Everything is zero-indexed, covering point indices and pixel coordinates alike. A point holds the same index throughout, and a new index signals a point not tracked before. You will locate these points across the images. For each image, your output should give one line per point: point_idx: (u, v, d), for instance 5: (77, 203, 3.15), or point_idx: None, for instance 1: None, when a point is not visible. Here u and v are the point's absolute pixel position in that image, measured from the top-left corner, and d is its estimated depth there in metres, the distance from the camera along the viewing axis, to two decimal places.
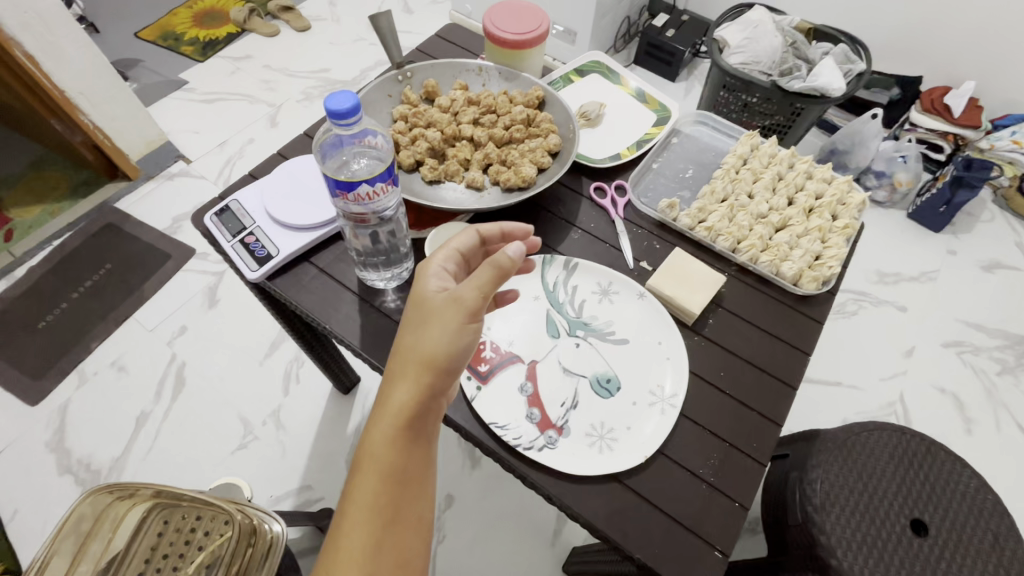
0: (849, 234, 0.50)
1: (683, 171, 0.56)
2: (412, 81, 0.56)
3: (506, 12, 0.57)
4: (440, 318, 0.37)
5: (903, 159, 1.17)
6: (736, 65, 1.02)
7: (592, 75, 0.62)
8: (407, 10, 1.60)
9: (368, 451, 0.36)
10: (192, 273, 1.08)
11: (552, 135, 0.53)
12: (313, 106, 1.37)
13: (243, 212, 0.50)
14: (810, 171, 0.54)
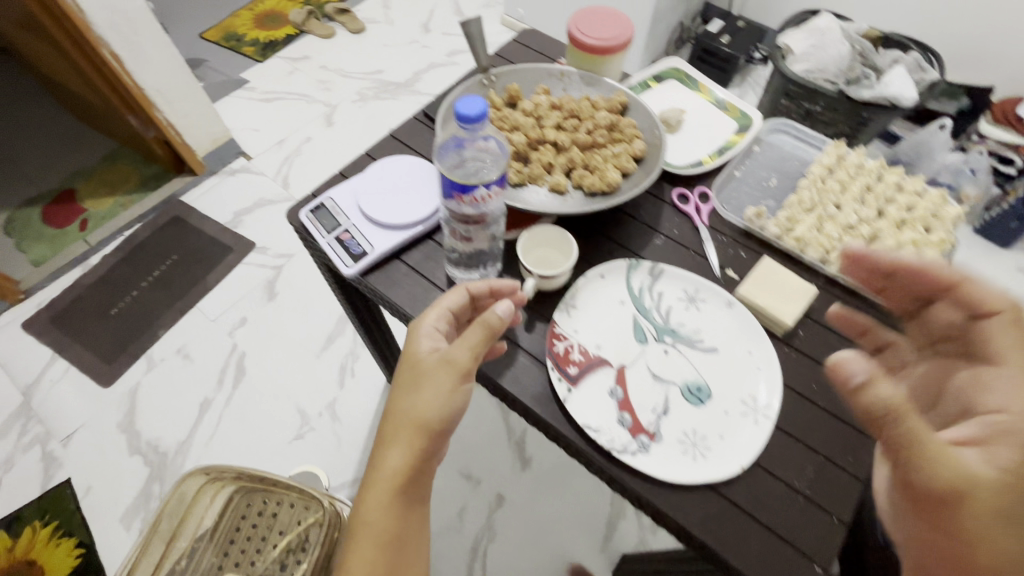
0: (943, 248, 0.49)
1: (766, 180, 0.56)
2: (495, 85, 0.58)
3: (590, 18, 0.57)
4: (431, 384, 0.41)
5: (972, 172, 1.13)
6: (800, 73, 1.00)
7: (670, 82, 0.62)
8: (459, 14, 1.63)
9: (364, 513, 0.40)
10: (252, 266, 1.11)
11: (636, 141, 0.53)
12: (367, 106, 1.41)
13: (337, 210, 0.53)
14: (900, 183, 0.53)
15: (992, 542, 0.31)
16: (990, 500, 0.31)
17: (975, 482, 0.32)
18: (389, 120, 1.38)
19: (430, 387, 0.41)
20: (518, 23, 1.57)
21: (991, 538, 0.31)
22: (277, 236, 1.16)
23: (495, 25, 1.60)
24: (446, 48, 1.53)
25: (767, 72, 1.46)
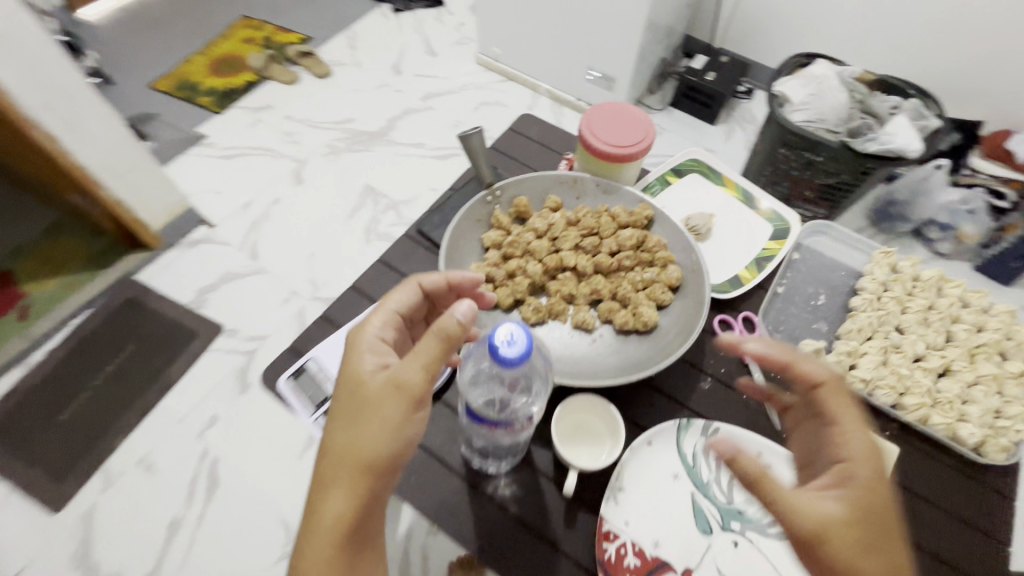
0: (949, 412, 0.71)
1: (815, 297, 0.84)
2: (501, 200, 0.79)
3: (607, 138, 0.76)
4: (373, 418, 0.50)
5: (969, 211, 1.12)
6: (800, 123, 0.96)
7: (688, 175, 0.94)
8: (430, 53, 1.55)
9: (305, 557, 0.47)
10: (221, 352, 1.01)
11: (667, 269, 0.73)
12: (340, 159, 1.31)
13: (322, 379, 0.88)
14: (915, 357, 0.75)
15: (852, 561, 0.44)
16: (843, 537, 0.45)
17: (827, 528, 0.45)
18: (363, 174, 1.29)
19: (373, 420, 0.50)
20: (494, 61, 1.50)
21: (846, 558, 0.44)
22: (247, 315, 1.05)
23: (470, 64, 1.53)
24: (420, 92, 1.46)
25: (751, 106, 1.43)
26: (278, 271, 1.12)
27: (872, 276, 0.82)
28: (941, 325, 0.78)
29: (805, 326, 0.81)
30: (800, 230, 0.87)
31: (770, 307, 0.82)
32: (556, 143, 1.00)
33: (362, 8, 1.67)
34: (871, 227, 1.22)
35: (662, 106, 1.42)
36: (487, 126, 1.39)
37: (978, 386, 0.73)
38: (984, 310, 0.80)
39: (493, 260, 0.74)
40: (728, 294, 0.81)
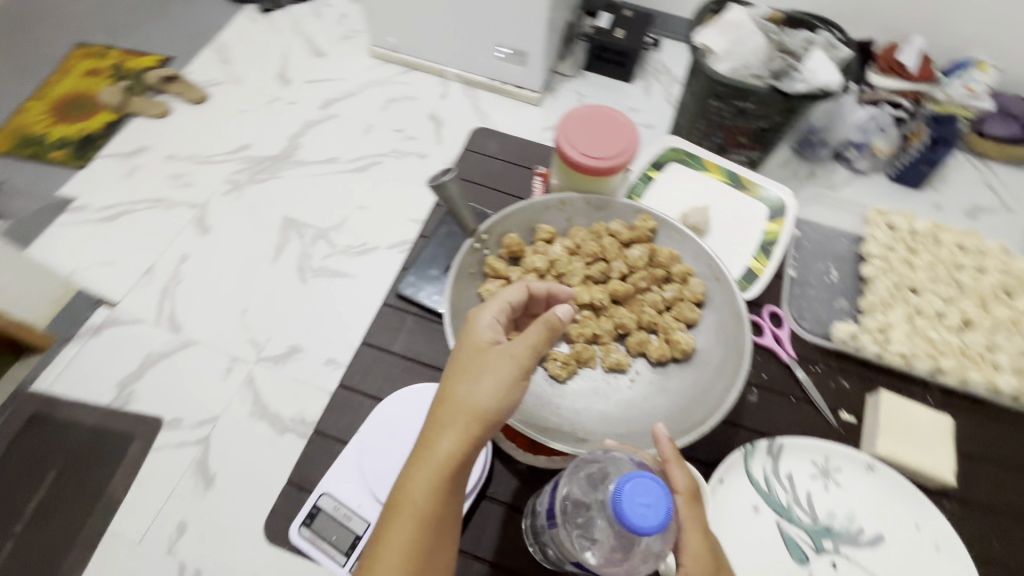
0: (982, 370, 0.74)
1: (826, 275, 0.84)
2: (487, 242, 0.71)
3: (586, 139, 0.69)
4: (484, 375, 0.52)
5: (879, 128, 1.20)
6: (727, 73, 0.96)
7: (664, 164, 0.90)
8: (317, 53, 1.39)
9: (411, 483, 0.50)
10: (168, 449, 0.87)
11: (687, 284, 0.72)
12: (246, 194, 1.16)
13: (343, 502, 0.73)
14: (938, 321, 0.77)
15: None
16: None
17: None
18: (278, 205, 1.14)
19: (485, 377, 0.52)
20: (391, 52, 1.38)
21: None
22: (187, 398, 0.92)
23: (364, 59, 1.39)
24: (317, 100, 1.31)
25: (662, 57, 1.42)
26: (209, 338, 0.98)
27: (875, 240, 0.85)
28: (948, 276, 0.81)
29: (827, 304, 0.82)
30: (793, 205, 0.85)
31: (790, 294, 0.83)
32: (522, 158, 0.94)
33: (222, 13, 1.46)
34: (796, 156, 1.26)
35: (576, 72, 1.38)
36: (402, 124, 1.28)
37: (999, 331, 0.77)
38: (980, 252, 0.84)
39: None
40: (751, 290, 0.79)
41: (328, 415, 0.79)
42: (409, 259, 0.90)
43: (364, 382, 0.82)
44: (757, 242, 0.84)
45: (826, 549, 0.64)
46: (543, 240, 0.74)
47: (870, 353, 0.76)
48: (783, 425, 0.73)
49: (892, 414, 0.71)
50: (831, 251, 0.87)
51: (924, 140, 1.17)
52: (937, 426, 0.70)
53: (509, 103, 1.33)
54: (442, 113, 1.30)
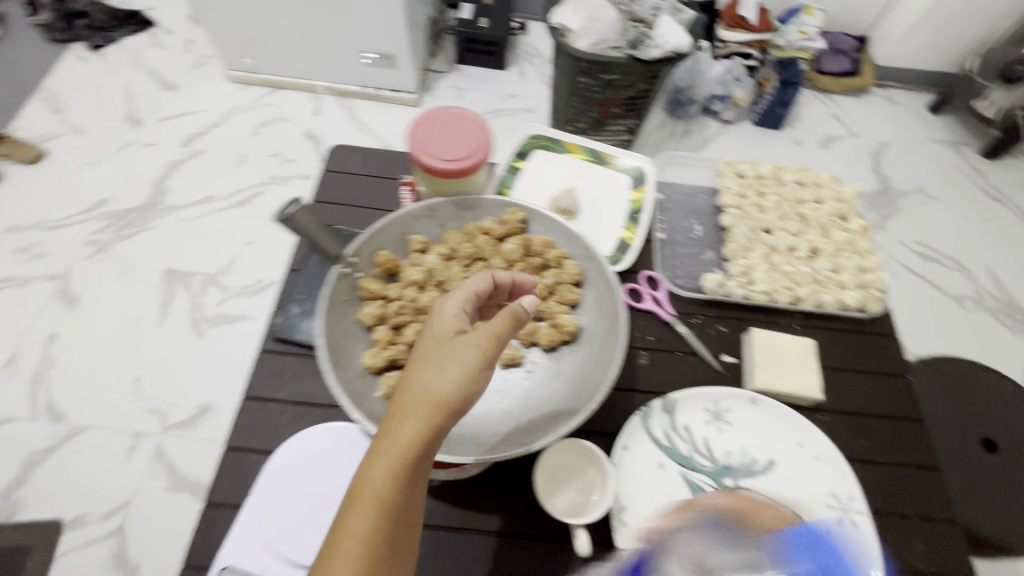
0: (846, 297, 0.73)
1: (691, 229, 0.83)
2: (355, 263, 0.65)
3: (439, 141, 0.67)
4: (446, 361, 0.48)
5: (736, 79, 1.29)
6: (587, 49, 0.99)
7: (529, 152, 0.88)
8: (167, 87, 1.28)
9: (371, 469, 0.45)
10: (76, 549, 0.79)
11: (565, 266, 0.69)
12: (112, 253, 1.05)
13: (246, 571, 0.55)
14: (794, 258, 0.77)
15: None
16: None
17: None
18: (153, 259, 1.04)
19: (449, 362, 0.48)
20: (251, 74, 1.29)
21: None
22: (88, 490, 0.83)
23: (222, 85, 1.29)
24: (177, 137, 1.20)
25: (530, 40, 1.44)
26: (99, 419, 0.88)
27: (728, 189, 0.84)
28: (794, 212, 0.82)
29: (695, 258, 0.79)
30: (652, 170, 0.85)
31: (662, 255, 0.79)
32: (387, 170, 0.82)
33: (46, 58, 1.31)
34: (669, 117, 1.34)
35: (450, 66, 1.37)
36: (277, 148, 1.21)
37: (842, 255, 0.78)
38: (817, 184, 0.86)
39: (385, 340, 0.62)
40: (625, 260, 0.76)
41: (219, 487, 0.59)
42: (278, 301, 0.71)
43: (254, 439, 0.62)
44: (625, 212, 0.83)
45: (730, 487, 0.60)
46: (418, 251, 0.68)
47: (737, 298, 0.73)
48: (681, 380, 0.68)
49: (770, 345, 0.68)
50: (698, 202, 0.85)
51: (774, 84, 1.28)
52: (805, 346, 0.68)
53: (387, 109, 1.29)
54: (320, 129, 1.25)
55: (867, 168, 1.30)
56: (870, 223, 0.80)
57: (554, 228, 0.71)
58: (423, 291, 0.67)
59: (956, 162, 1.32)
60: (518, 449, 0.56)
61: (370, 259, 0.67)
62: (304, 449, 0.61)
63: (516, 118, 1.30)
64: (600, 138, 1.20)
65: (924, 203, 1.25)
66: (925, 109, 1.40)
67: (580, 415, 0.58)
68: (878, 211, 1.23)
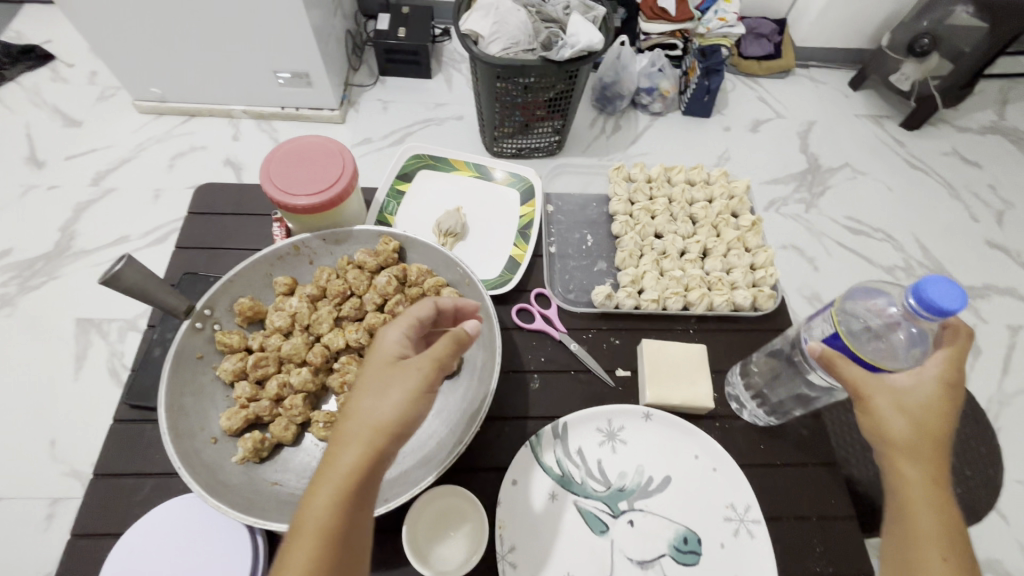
0: (730, 296, 0.73)
1: (583, 241, 0.82)
2: (212, 316, 0.62)
3: (298, 174, 0.64)
4: (387, 387, 0.48)
5: (659, 70, 1.29)
6: (499, 53, 0.96)
7: (413, 175, 0.87)
8: (71, 123, 1.21)
9: (311, 502, 0.44)
10: None
11: (443, 290, 0.66)
12: (18, 308, 0.98)
13: None
14: (682, 262, 0.77)
15: (917, 524, 0.48)
16: (895, 417, 0.51)
17: (906, 399, 0.51)
18: (65, 309, 0.98)
19: (388, 389, 0.48)
20: (162, 103, 1.23)
21: (912, 496, 0.49)
22: (3, 568, 0.77)
23: (132, 117, 1.23)
24: (85, 177, 1.14)
25: (454, 46, 1.42)
26: (12, 490, 0.82)
27: (618, 196, 0.84)
28: (685, 212, 0.83)
29: (588, 270, 0.79)
30: (539, 182, 0.87)
31: (552, 271, 0.79)
32: (253, 208, 0.79)
33: None
34: (599, 114, 1.34)
35: (374, 79, 1.33)
36: (195, 179, 1.15)
37: (732, 253, 0.78)
38: (708, 181, 0.86)
39: (245, 396, 0.60)
40: (512, 280, 0.75)
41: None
42: (139, 356, 0.69)
43: (102, 522, 0.59)
44: (515, 230, 0.83)
45: (623, 511, 0.61)
46: (283, 293, 0.66)
47: (628, 308, 0.73)
48: (569, 403, 0.67)
49: (658, 355, 0.68)
50: (596, 207, 0.86)
51: (697, 73, 1.27)
52: (694, 353, 0.68)
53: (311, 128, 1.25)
54: (240, 155, 1.19)
55: (795, 149, 1.32)
56: (759, 216, 0.81)
57: (430, 250, 0.69)
58: (288, 337, 0.65)
59: (880, 135, 1.35)
60: (380, 506, 0.53)
61: (231, 308, 0.64)
62: (152, 531, 0.56)
63: (444, 127, 1.28)
64: (530, 142, 1.19)
65: (851, 178, 1.28)
66: (847, 85, 1.43)
67: (447, 461, 0.56)
68: (809, 190, 1.25)
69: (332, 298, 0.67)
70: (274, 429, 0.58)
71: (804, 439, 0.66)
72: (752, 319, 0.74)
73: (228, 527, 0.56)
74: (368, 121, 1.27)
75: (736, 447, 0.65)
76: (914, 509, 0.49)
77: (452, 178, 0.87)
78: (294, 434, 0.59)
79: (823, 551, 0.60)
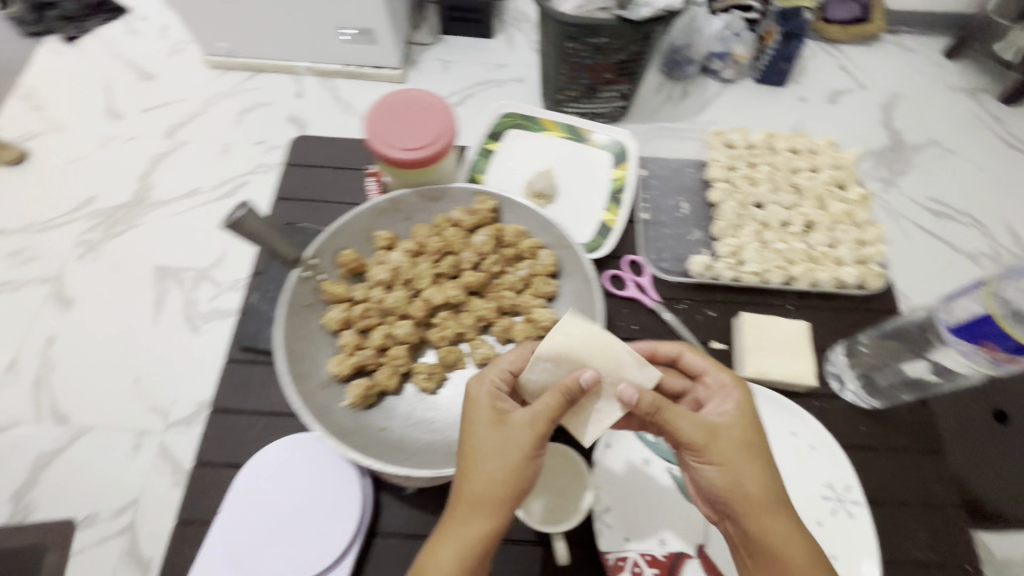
0: (836, 273, 0.71)
1: (677, 208, 0.80)
2: (319, 267, 0.64)
3: (398, 128, 0.64)
4: (499, 445, 0.49)
5: (735, 34, 1.21)
6: (572, 11, 0.93)
7: (500, 131, 0.84)
8: (145, 76, 1.24)
9: (440, 549, 0.48)
10: (91, 548, 0.81)
11: (541, 253, 0.67)
12: (102, 254, 1.04)
13: (259, 544, 0.58)
14: (784, 236, 0.74)
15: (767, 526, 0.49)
16: (731, 440, 0.51)
17: (717, 428, 0.52)
18: (145, 256, 1.04)
19: (501, 442, 0.50)
20: (229, 58, 1.25)
21: (749, 495, 0.50)
22: (97, 491, 0.84)
23: (202, 72, 1.25)
24: (159, 130, 1.17)
25: (517, 4, 1.37)
26: (103, 421, 0.89)
27: (716, 162, 0.81)
28: (787, 182, 0.79)
29: (682, 239, 0.77)
30: (634, 145, 0.81)
31: (646, 238, 0.77)
32: (350, 162, 0.80)
33: (20, 53, 1.27)
34: (666, 80, 1.28)
35: (435, 38, 1.31)
36: (262, 135, 1.17)
37: (838, 226, 0.75)
38: (813, 151, 0.82)
39: (351, 345, 0.61)
40: (606, 246, 0.74)
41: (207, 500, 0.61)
42: (248, 303, 0.75)
43: (226, 454, 0.66)
44: (607, 193, 0.80)
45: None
46: (384, 247, 0.67)
47: (727, 279, 0.72)
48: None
49: (759, 332, 0.67)
50: (677, 173, 0.83)
51: (775, 38, 1.19)
52: (799, 331, 0.67)
53: (372, 87, 1.25)
54: (304, 112, 1.20)
55: (877, 122, 1.23)
56: (869, 190, 0.77)
57: (526, 206, 0.70)
58: (390, 290, 0.66)
59: (975, 110, 1.25)
60: None
61: (335, 260, 0.66)
62: (290, 450, 0.63)
63: (505, 90, 1.25)
64: (593, 104, 1.14)
65: (938, 156, 1.19)
66: (939, 55, 1.32)
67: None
68: (891, 168, 1.17)
69: (430, 254, 0.68)
70: (380, 377, 0.60)
71: (908, 423, 0.66)
72: (856, 298, 0.72)
73: (343, 478, 0.61)
74: (429, 81, 1.26)
75: (839, 429, 0.65)
76: (764, 522, 0.50)
77: (536, 137, 0.84)
78: (397, 383, 0.60)
79: (925, 536, 0.60)
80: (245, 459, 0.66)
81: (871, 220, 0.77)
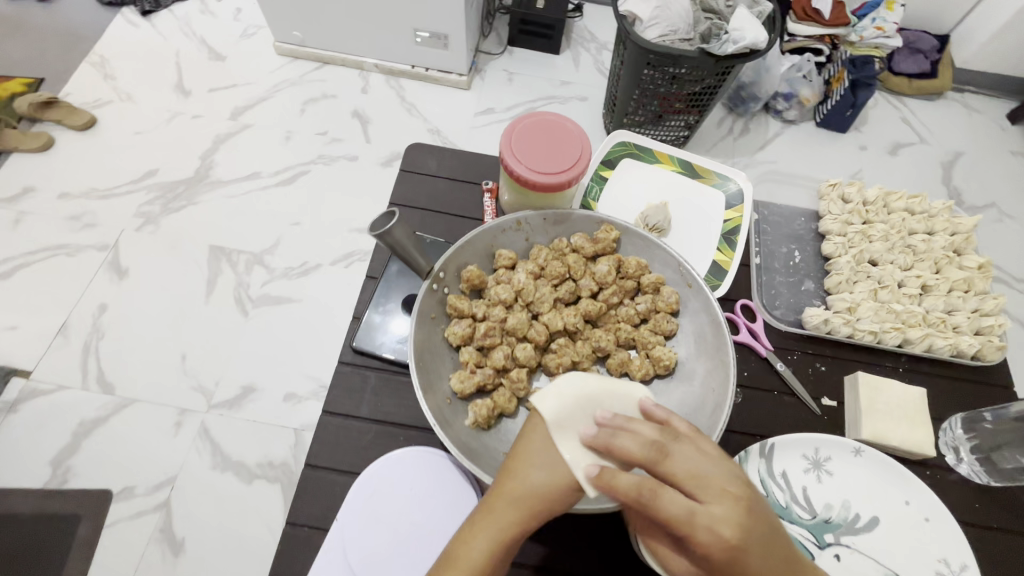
0: (955, 341, 0.70)
1: (790, 255, 0.80)
2: (441, 282, 0.61)
3: (534, 151, 0.64)
4: (553, 459, 0.44)
5: (803, 76, 1.21)
6: (654, 40, 0.93)
7: (617, 160, 0.85)
8: (215, 57, 1.26)
9: (472, 536, 0.44)
10: (127, 521, 0.81)
11: (663, 290, 0.66)
12: (160, 228, 1.04)
13: (375, 543, 0.58)
14: (902, 298, 0.74)
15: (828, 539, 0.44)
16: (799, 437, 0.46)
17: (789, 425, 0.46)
18: (201, 234, 1.04)
19: (554, 458, 0.44)
20: (298, 47, 1.26)
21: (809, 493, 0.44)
22: (136, 464, 0.84)
23: (271, 58, 1.27)
24: (225, 110, 1.19)
25: (586, 24, 1.37)
26: (148, 395, 0.89)
27: (831, 215, 0.81)
28: (903, 243, 0.79)
29: (795, 289, 0.77)
30: (750, 191, 0.83)
31: (759, 283, 0.76)
32: (467, 175, 0.82)
33: (95, 19, 1.29)
34: (729, 113, 1.28)
35: (503, 49, 1.32)
36: (324, 126, 1.18)
37: (953, 294, 0.75)
38: (928, 214, 0.82)
39: (473, 362, 0.61)
40: (721, 288, 0.75)
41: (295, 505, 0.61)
42: (360, 305, 0.71)
43: (330, 456, 0.63)
44: (718, 233, 0.80)
45: (829, 544, 0.59)
46: (504, 267, 0.66)
47: (841, 334, 0.71)
48: (783, 424, 0.67)
49: (874, 392, 0.66)
50: (779, 217, 0.83)
51: (844, 84, 1.18)
52: (917, 397, 0.66)
53: (436, 90, 1.25)
54: (368, 108, 1.21)
55: (938, 179, 1.22)
56: (987, 260, 0.77)
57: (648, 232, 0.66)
58: (509, 310, 0.65)
59: None
60: (622, 502, 0.53)
61: (457, 275, 0.64)
62: (412, 457, 0.62)
63: (568, 107, 1.26)
64: (659, 132, 1.15)
65: (997, 220, 1.18)
66: (1004, 117, 1.31)
67: None
68: None
69: (550, 278, 0.67)
70: (498, 399, 0.60)
71: (1020, 504, 0.64)
72: (969, 368, 0.71)
73: (459, 494, 0.60)
74: (494, 91, 1.26)
75: (954, 505, 0.63)
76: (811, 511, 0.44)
77: (650, 171, 0.84)
78: (515, 406, 0.60)
79: None
80: (323, 458, 0.64)
81: (988, 291, 0.76)
